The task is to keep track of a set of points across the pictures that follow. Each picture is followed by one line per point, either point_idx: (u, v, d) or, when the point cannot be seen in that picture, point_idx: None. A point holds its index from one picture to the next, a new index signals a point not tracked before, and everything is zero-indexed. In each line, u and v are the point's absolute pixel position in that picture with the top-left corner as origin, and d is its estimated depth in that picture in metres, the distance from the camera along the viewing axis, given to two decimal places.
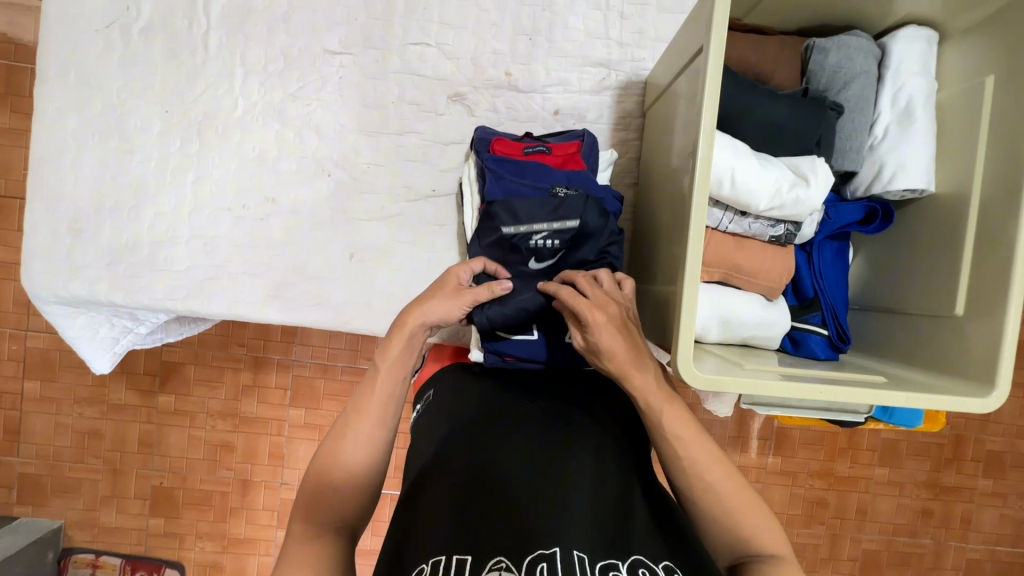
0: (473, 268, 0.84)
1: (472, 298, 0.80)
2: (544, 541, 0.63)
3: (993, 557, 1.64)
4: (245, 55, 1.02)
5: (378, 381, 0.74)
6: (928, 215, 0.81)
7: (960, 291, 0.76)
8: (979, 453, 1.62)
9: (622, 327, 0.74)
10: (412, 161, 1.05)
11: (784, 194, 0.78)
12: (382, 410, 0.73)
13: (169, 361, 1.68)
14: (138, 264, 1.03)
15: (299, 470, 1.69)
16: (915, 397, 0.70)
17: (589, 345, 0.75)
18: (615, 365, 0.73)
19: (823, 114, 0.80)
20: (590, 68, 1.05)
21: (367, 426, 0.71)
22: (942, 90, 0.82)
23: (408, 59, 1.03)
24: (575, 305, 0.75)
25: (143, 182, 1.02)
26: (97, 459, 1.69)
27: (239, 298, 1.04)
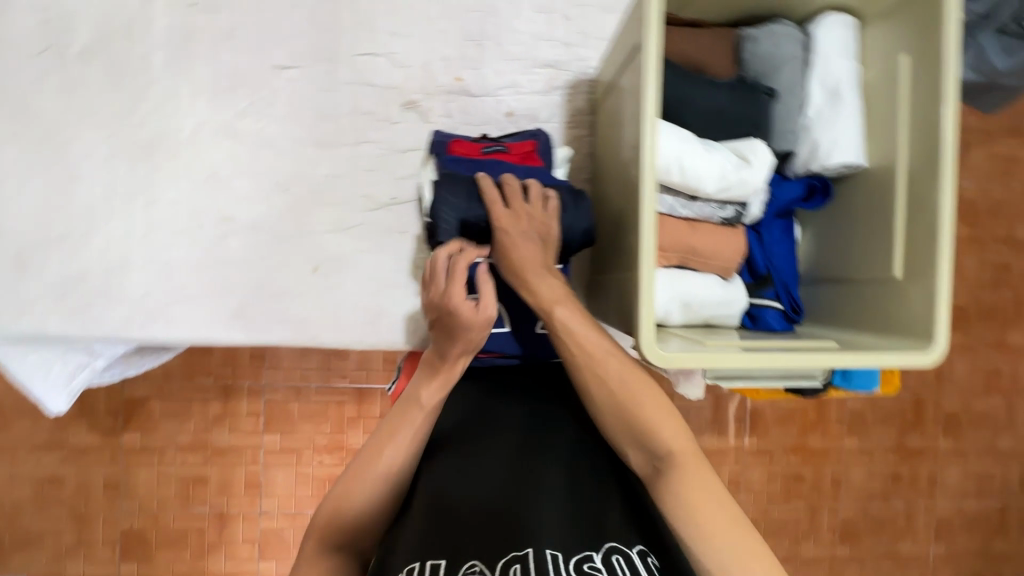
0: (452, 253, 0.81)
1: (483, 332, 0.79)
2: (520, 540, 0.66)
3: (961, 513, 1.73)
4: (192, 73, 1.00)
5: (413, 414, 0.75)
6: (862, 188, 0.87)
7: (897, 257, 0.81)
8: (938, 415, 1.71)
9: (529, 238, 0.83)
10: (371, 171, 1.05)
11: (731, 175, 0.82)
12: (413, 442, 0.74)
13: (132, 397, 1.62)
14: (92, 293, 0.99)
15: (279, 498, 1.64)
16: (862, 358, 0.75)
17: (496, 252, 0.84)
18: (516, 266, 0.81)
19: (758, 100, 0.84)
20: (539, 69, 1.07)
21: (394, 457, 0.72)
22: (866, 70, 0.87)
23: (358, 70, 1.04)
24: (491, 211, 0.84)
25: (92, 210, 0.99)
26: (61, 507, 1.61)
27: (202, 321, 1.02)
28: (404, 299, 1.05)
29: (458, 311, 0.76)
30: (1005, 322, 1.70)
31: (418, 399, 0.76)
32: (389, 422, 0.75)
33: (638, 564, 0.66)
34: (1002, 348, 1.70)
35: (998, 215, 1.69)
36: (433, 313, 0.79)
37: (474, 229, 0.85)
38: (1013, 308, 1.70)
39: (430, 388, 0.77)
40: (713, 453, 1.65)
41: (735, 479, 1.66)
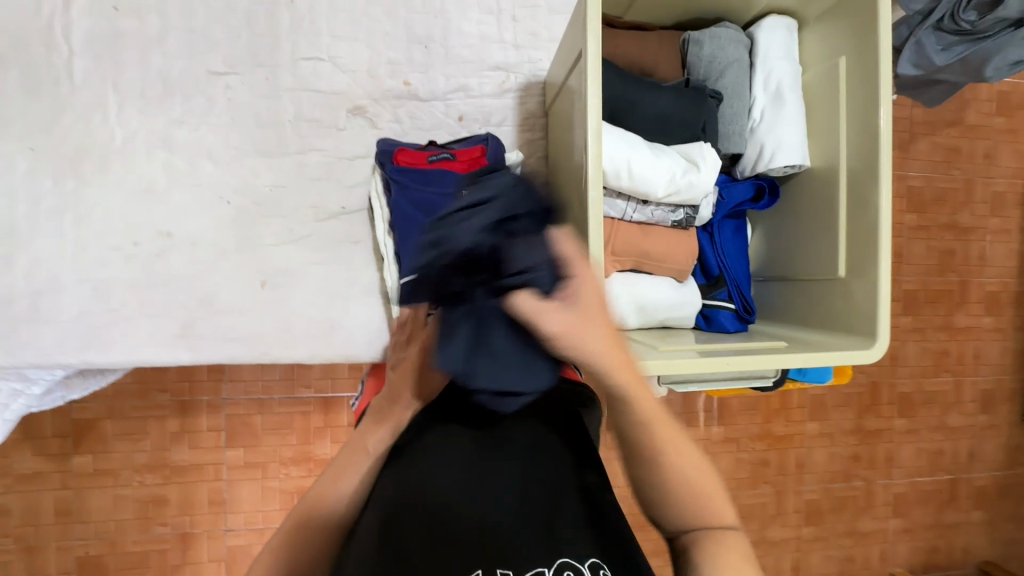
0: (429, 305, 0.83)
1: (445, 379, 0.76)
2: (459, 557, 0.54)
3: (915, 488, 1.81)
4: (119, 81, 0.95)
5: (359, 461, 0.65)
6: (806, 188, 0.88)
7: (840, 256, 0.83)
8: (893, 397, 1.78)
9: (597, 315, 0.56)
10: (319, 179, 1.01)
11: (679, 179, 0.82)
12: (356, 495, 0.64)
13: (80, 418, 1.52)
14: (18, 317, 0.93)
15: (245, 513, 1.57)
16: (809, 356, 0.76)
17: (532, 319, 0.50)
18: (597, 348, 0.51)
19: (704, 103, 0.84)
20: (489, 72, 1.05)
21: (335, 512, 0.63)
22: (806, 72, 0.89)
23: (301, 74, 1.00)
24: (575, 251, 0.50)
25: (14, 228, 0.92)
26: (7, 538, 1.51)
27: (142, 341, 0.97)
28: (359, 310, 1.02)
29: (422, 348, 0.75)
30: (951, 305, 1.78)
31: (365, 442, 0.67)
32: (332, 470, 0.65)
33: None
34: (949, 329, 1.78)
35: (943, 203, 1.76)
36: (402, 353, 0.78)
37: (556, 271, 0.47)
38: (958, 291, 1.78)
39: (382, 431, 0.68)
40: None
41: None
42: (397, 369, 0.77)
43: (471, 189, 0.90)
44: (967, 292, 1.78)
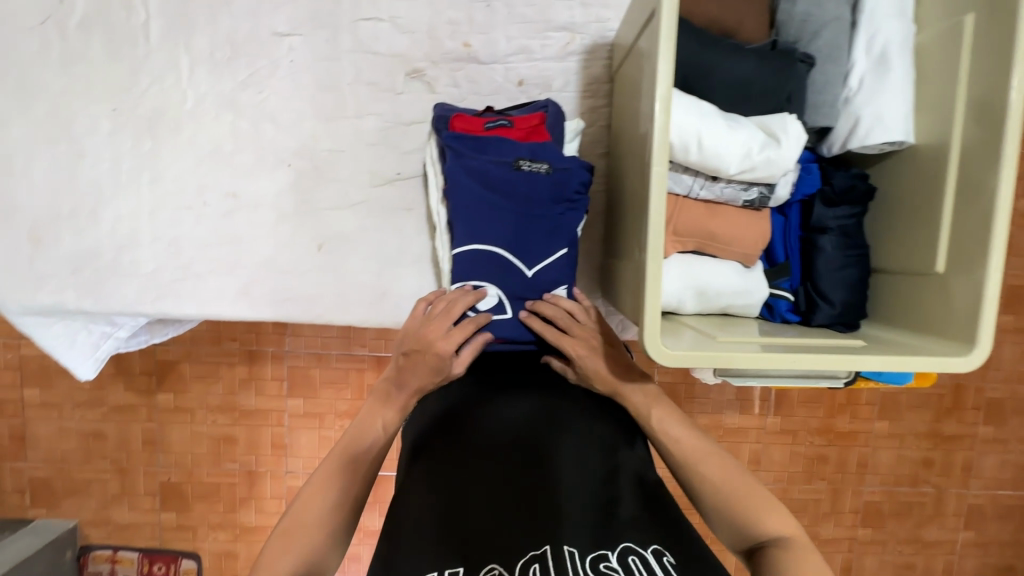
0: (468, 304, 0.84)
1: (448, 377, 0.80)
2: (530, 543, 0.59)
3: (995, 501, 1.64)
4: (191, 43, 0.97)
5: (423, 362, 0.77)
6: (910, 167, 0.77)
7: (942, 248, 0.73)
8: (980, 402, 1.60)
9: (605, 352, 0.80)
10: (375, 144, 1.01)
11: (755, 155, 0.74)
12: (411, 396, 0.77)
13: (164, 359, 1.66)
14: (103, 269, 1.01)
15: (303, 458, 1.67)
16: (890, 358, 0.69)
17: (581, 379, 0.80)
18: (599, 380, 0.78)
19: (793, 67, 0.75)
20: (552, 34, 0.99)
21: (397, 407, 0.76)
22: (922, 31, 0.77)
23: (361, 36, 0.98)
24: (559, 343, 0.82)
25: (99, 186, 0.99)
26: (104, 460, 1.68)
27: (210, 298, 1.02)
28: (411, 277, 1.03)
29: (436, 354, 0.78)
30: None
31: (370, 420, 0.75)
32: (353, 429, 0.74)
33: (660, 563, 0.57)
34: None
35: None
36: (415, 339, 0.80)
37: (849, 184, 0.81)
38: None
39: (387, 413, 0.76)
40: (735, 433, 1.60)
41: (756, 459, 1.61)
42: (407, 355, 0.79)
43: (528, 158, 0.87)
44: None
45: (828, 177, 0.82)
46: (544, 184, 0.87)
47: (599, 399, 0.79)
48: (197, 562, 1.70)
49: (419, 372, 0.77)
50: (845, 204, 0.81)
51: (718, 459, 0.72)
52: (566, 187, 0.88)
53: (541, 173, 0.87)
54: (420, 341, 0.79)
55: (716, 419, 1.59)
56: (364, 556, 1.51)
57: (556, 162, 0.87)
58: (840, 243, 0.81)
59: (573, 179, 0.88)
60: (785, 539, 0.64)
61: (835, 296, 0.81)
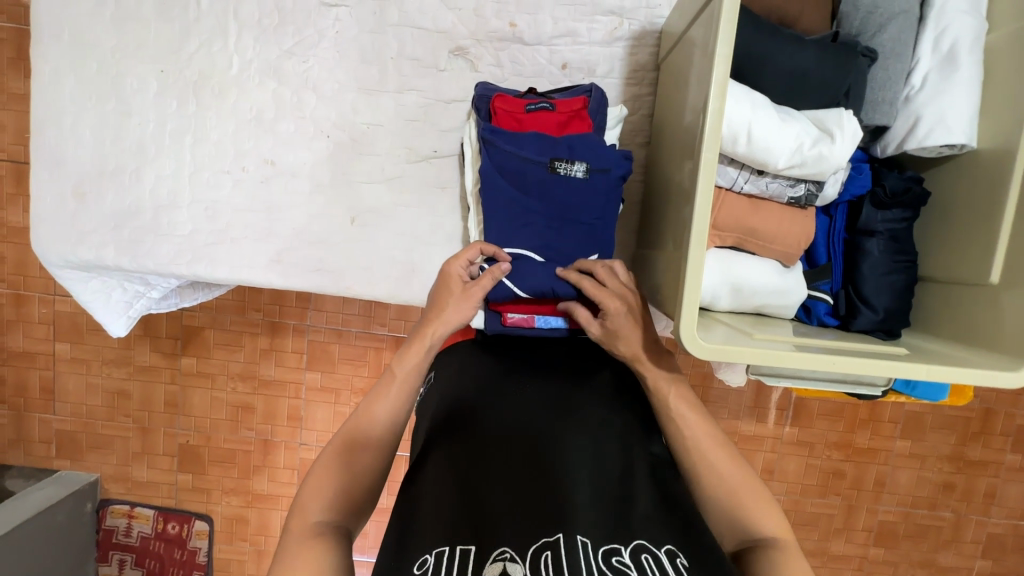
0: (471, 258, 0.81)
1: (478, 294, 0.79)
2: (540, 527, 0.56)
3: (1016, 532, 1.59)
4: (241, 8, 0.98)
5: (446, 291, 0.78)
6: (968, 173, 0.74)
7: (996, 257, 0.70)
8: (1009, 428, 1.55)
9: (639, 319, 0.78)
10: (414, 121, 1.01)
11: (806, 150, 0.72)
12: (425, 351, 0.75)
13: (190, 324, 1.69)
14: (142, 228, 1.03)
15: (317, 432, 1.70)
16: (937, 369, 0.66)
17: (608, 338, 0.78)
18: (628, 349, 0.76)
19: (853, 61, 0.72)
20: (601, 17, 0.97)
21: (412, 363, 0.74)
22: (994, 30, 0.73)
23: (408, 10, 0.97)
24: (593, 296, 0.79)
25: (143, 145, 1.01)
26: (127, 418, 1.73)
27: (242, 263, 1.04)
28: (438, 257, 1.03)
29: (450, 276, 0.79)
30: None
31: (394, 370, 0.73)
32: (367, 403, 0.70)
33: (675, 564, 0.54)
34: None
35: None
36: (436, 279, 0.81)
37: (902, 187, 0.77)
38: None
39: (409, 361, 0.74)
40: (750, 440, 1.57)
41: (770, 469, 1.58)
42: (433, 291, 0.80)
43: (564, 160, 0.86)
44: None
45: (878, 179, 0.79)
46: (579, 188, 0.87)
47: (618, 395, 0.77)
48: (209, 525, 1.74)
49: (447, 301, 0.78)
50: (897, 207, 0.78)
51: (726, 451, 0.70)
52: (603, 189, 0.87)
53: (576, 176, 0.86)
54: (442, 278, 0.79)
55: (732, 425, 1.56)
56: (370, 532, 1.53)
57: (593, 166, 0.86)
58: (887, 246, 0.79)
59: (610, 181, 0.87)
60: (777, 540, 0.63)
61: (878, 304, 0.78)
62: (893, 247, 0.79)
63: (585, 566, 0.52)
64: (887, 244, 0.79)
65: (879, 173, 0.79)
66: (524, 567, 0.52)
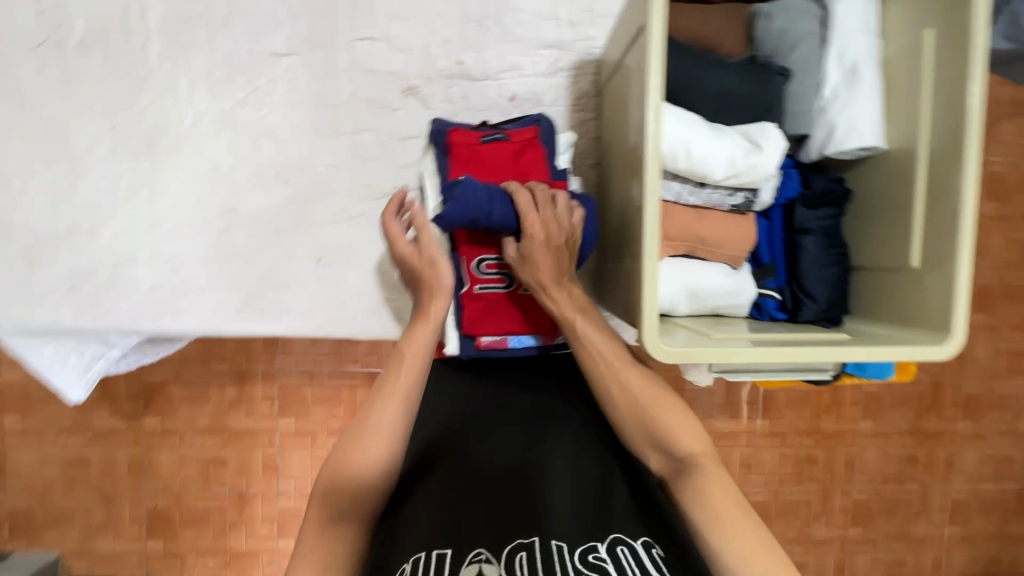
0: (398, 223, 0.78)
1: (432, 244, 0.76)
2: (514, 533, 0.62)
3: (977, 495, 1.69)
4: (189, 64, 0.99)
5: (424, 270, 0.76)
6: (882, 171, 0.83)
7: (914, 245, 0.78)
8: (959, 398, 1.65)
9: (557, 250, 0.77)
10: (372, 160, 1.03)
11: (739, 162, 0.79)
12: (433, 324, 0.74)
13: (152, 381, 1.62)
14: (99, 288, 1.01)
15: (297, 478, 1.65)
16: (874, 350, 0.72)
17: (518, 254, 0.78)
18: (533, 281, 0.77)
19: (770, 80, 0.80)
20: (543, 51, 1.03)
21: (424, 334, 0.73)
22: (888, 45, 0.83)
23: (358, 55, 1.01)
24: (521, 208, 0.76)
25: (96, 205, 1.00)
26: (88, 488, 1.63)
27: (210, 313, 1.03)
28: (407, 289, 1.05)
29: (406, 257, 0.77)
30: None
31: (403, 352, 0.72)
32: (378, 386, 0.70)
33: (648, 556, 0.60)
34: None
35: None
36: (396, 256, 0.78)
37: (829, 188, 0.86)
38: None
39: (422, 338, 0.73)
40: (727, 437, 1.63)
41: (747, 462, 1.63)
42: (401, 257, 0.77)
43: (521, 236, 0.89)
44: None
45: (807, 182, 0.87)
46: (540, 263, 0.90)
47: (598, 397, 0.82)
48: None
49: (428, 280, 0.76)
50: (827, 206, 0.86)
51: (661, 395, 0.70)
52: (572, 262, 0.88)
53: None
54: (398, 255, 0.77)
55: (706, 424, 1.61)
56: None
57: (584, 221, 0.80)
58: (822, 240, 0.86)
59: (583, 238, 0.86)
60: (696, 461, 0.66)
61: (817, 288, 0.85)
62: (827, 241, 0.86)
63: (563, 565, 0.58)
64: (823, 241, 0.86)
65: (808, 177, 0.87)
66: (499, 567, 0.58)
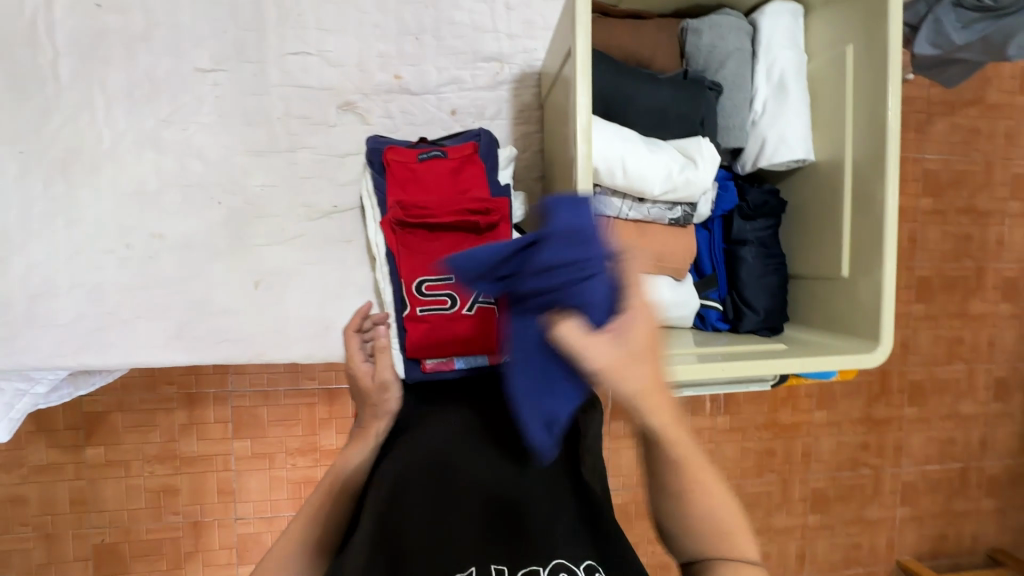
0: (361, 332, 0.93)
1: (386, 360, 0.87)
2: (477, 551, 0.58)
3: (925, 477, 1.71)
4: (106, 82, 0.93)
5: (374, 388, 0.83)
6: (812, 183, 0.85)
7: (844, 254, 0.80)
8: (903, 385, 1.67)
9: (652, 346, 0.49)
10: (310, 178, 1.00)
11: (675, 176, 0.79)
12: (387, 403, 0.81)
13: (91, 411, 1.52)
14: (15, 322, 0.93)
15: (254, 503, 1.58)
16: (808, 360, 0.74)
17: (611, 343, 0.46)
18: (622, 384, 0.46)
19: (703, 95, 0.81)
20: (482, 64, 1.02)
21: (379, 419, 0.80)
22: (813, 59, 0.85)
23: (290, 70, 0.97)
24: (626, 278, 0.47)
25: (8, 233, 0.92)
26: (25, 527, 1.53)
27: (141, 344, 0.97)
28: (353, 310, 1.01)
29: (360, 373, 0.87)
30: (966, 292, 1.65)
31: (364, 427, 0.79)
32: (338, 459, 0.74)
33: None
34: (963, 316, 1.65)
35: (959, 186, 1.62)
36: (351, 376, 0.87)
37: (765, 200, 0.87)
38: (975, 279, 1.65)
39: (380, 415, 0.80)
40: None
41: None
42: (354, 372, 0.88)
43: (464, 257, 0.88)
44: (983, 279, 1.65)
45: (743, 194, 0.88)
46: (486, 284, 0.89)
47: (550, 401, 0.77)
48: None
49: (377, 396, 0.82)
50: (762, 219, 0.87)
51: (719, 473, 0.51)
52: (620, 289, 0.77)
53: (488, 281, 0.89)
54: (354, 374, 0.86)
55: None
56: None
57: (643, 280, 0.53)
58: (759, 252, 0.87)
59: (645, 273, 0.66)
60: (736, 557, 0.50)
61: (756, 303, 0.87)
62: (764, 253, 0.87)
63: None
64: (760, 254, 0.87)
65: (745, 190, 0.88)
66: None
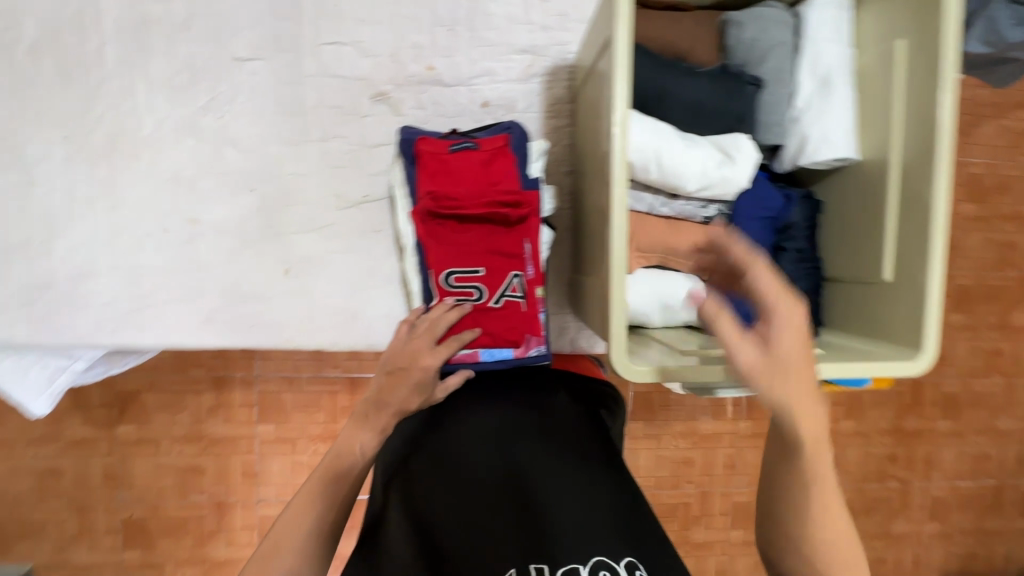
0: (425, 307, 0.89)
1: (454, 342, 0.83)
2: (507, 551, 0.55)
3: (957, 492, 1.64)
4: (147, 70, 0.96)
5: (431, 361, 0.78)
6: (856, 182, 0.81)
7: (887, 258, 0.76)
8: (938, 397, 1.60)
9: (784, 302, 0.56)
10: (340, 167, 1.01)
11: (711, 172, 0.77)
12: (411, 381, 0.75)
13: (124, 390, 1.57)
14: (56, 301, 0.97)
15: (275, 486, 1.61)
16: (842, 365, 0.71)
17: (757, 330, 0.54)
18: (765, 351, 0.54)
19: (743, 90, 0.79)
20: (515, 56, 1.01)
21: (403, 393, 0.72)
22: (861, 53, 0.82)
23: (324, 60, 0.98)
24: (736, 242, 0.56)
25: (53, 215, 0.96)
26: (60, 499, 1.59)
27: (174, 326, 1.00)
28: (379, 299, 1.02)
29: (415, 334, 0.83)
30: (1009, 303, 1.57)
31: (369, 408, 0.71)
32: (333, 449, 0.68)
33: None
34: (1006, 328, 1.58)
35: (1005, 191, 1.54)
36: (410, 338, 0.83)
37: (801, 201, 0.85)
38: (1019, 289, 1.57)
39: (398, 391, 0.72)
40: (710, 437, 1.57)
41: (730, 463, 1.58)
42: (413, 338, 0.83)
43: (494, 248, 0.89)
44: None
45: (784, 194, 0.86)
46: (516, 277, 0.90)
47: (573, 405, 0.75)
48: None
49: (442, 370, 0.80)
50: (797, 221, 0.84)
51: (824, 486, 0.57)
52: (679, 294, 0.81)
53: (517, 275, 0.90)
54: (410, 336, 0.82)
55: (691, 425, 1.56)
56: None
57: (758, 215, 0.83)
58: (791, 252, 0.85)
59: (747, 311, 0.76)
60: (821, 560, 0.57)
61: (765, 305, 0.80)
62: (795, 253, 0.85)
63: None
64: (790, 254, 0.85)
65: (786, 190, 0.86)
66: None
